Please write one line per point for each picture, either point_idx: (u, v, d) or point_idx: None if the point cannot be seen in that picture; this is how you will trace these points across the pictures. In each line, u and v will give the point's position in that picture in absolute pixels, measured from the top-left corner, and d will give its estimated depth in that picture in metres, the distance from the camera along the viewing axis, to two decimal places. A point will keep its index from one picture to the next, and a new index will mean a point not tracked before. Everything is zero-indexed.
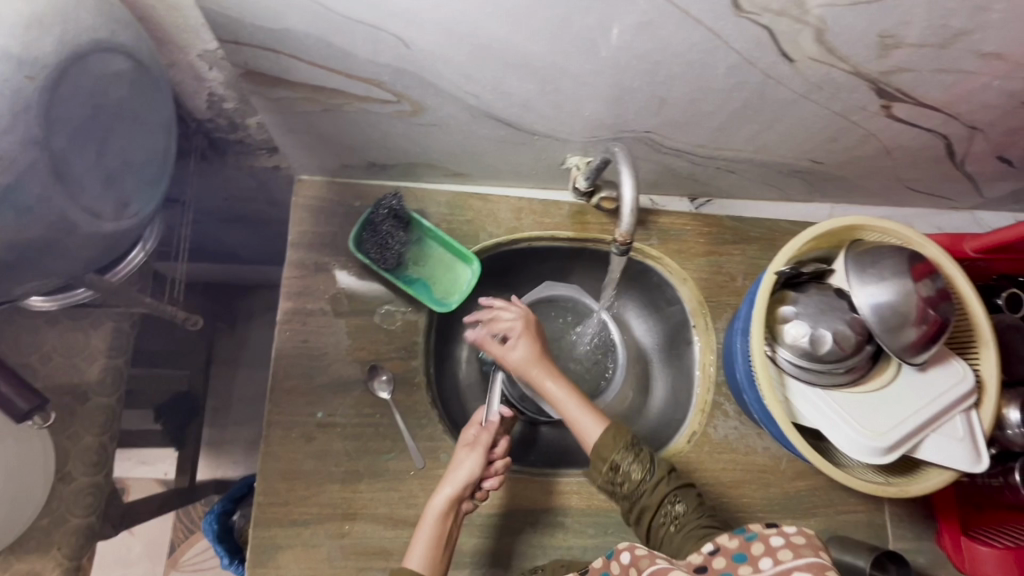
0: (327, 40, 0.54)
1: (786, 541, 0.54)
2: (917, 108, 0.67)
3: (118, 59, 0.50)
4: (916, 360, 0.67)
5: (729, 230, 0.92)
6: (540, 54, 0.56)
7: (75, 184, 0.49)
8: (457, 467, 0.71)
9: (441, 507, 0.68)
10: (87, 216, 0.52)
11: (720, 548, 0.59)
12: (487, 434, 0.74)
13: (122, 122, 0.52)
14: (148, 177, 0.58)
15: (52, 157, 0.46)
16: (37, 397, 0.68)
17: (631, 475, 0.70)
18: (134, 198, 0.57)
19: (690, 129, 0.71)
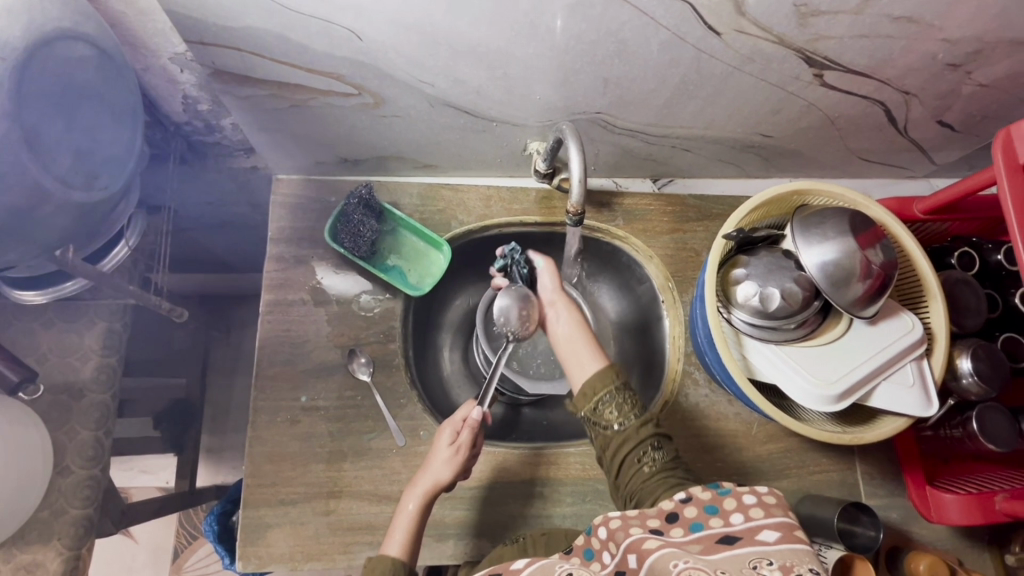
0: (285, 36, 0.58)
1: (757, 501, 0.53)
2: (847, 75, 0.71)
3: (81, 46, 0.53)
4: (865, 313, 0.71)
5: (691, 208, 0.95)
6: (484, 40, 0.61)
7: (46, 153, 0.54)
8: (434, 461, 0.73)
9: (415, 502, 0.71)
10: (60, 184, 0.57)
11: (692, 498, 0.56)
12: (466, 434, 0.73)
13: (85, 101, 0.56)
14: (116, 157, 0.63)
15: (23, 129, 0.50)
16: (26, 371, 0.77)
17: (620, 410, 0.67)
18: (101, 171, 0.62)
19: (639, 107, 0.75)
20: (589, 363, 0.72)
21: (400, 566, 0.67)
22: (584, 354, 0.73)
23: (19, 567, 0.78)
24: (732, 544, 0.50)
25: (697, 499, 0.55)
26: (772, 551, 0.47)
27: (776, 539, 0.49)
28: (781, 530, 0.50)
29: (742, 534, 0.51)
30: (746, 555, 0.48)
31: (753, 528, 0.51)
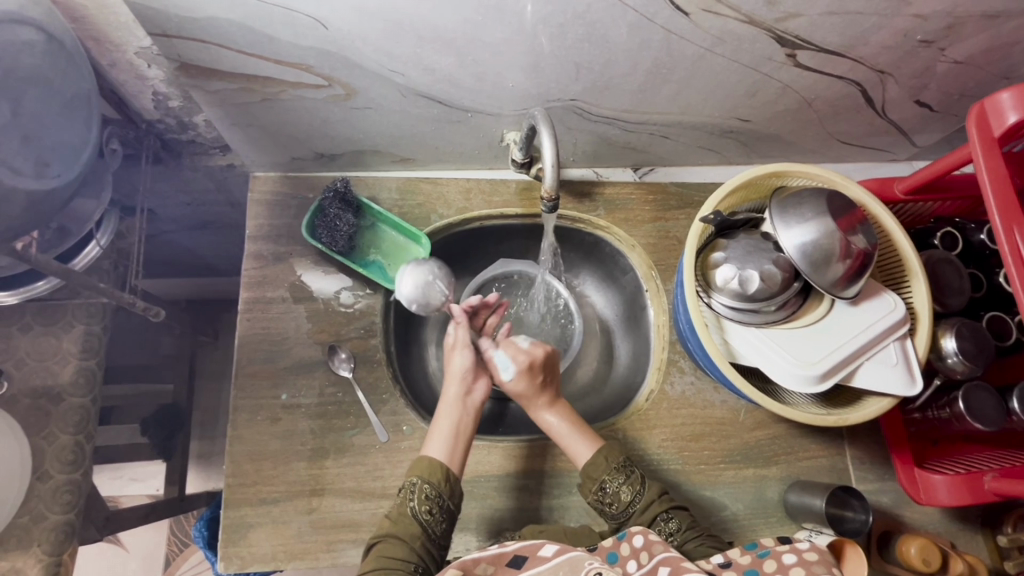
0: (249, 26, 0.58)
1: (799, 562, 0.54)
2: (820, 54, 0.70)
3: (27, 31, 0.53)
4: (845, 294, 0.70)
5: (673, 196, 0.94)
6: (450, 26, 0.60)
7: None
8: (450, 367, 0.79)
9: (446, 412, 0.75)
10: (9, 173, 0.56)
11: (732, 562, 0.57)
12: (462, 331, 0.81)
13: (36, 88, 0.56)
14: (70, 144, 0.62)
15: None
16: None
17: (621, 496, 0.72)
18: (55, 160, 0.61)
19: (613, 93, 0.75)
20: (583, 450, 0.74)
21: (441, 470, 0.70)
22: (577, 441, 0.75)
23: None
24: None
25: (737, 564, 0.57)
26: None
27: None
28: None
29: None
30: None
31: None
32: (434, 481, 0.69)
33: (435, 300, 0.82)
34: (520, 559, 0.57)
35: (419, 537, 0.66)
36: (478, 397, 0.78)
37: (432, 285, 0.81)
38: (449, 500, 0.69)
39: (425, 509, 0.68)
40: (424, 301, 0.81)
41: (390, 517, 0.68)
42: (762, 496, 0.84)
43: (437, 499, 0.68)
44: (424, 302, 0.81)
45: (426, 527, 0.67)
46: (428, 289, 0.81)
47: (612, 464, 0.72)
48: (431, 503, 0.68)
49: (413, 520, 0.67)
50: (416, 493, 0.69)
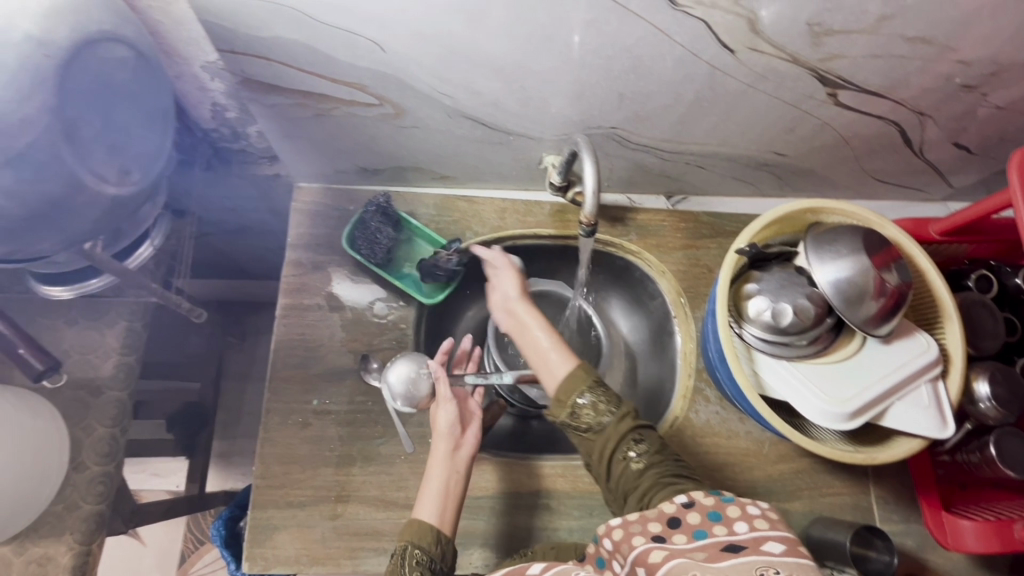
0: (311, 46, 0.61)
1: (761, 513, 0.53)
2: (861, 94, 0.72)
3: (119, 48, 0.56)
4: (878, 332, 0.70)
5: (704, 225, 0.95)
6: (503, 54, 0.63)
7: (83, 147, 0.57)
8: (435, 422, 0.74)
9: (434, 471, 0.70)
10: (92, 177, 0.59)
11: (694, 502, 0.56)
12: (444, 385, 0.76)
13: (122, 102, 0.59)
14: (146, 153, 0.66)
15: (64, 123, 0.54)
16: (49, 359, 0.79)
17: (596, 408, 0.67)
18: (134, 167, 0.65)
19: (653, 123, 0.76)
20: (561, 365, 0.70)
21: (432, 531, 0.66)
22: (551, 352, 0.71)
23: (32, 560, 0.79)
24: (736, 549, 0.50)
25: (700, 504, 0.56)
26: (778, 560, 0.46)
27: (783, 551, 0.47)
28: (785, 543, 0.49)
29: (747, 543, 0.50)
30: (753, 564, 0.47)
31: (759, 539, 0.50)
32: (424, 545, 0.65)
33: (420, 394, 0.79)
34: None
35: None
36: (468, 450, 0.73)
37: (419, 378, 0.80)
38: (443, 563, 0.65)
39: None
40: (410, 395, 0.79)
41: None
42: None
43: (429, 564, 0.64)
44: (409, 396, 0.79)
45: None
46: (413, 382, 0.79)
47: (590, 377, 0.68)
48: (425, 569, 0.64)
49: None
50: (407, 559, 0.64)
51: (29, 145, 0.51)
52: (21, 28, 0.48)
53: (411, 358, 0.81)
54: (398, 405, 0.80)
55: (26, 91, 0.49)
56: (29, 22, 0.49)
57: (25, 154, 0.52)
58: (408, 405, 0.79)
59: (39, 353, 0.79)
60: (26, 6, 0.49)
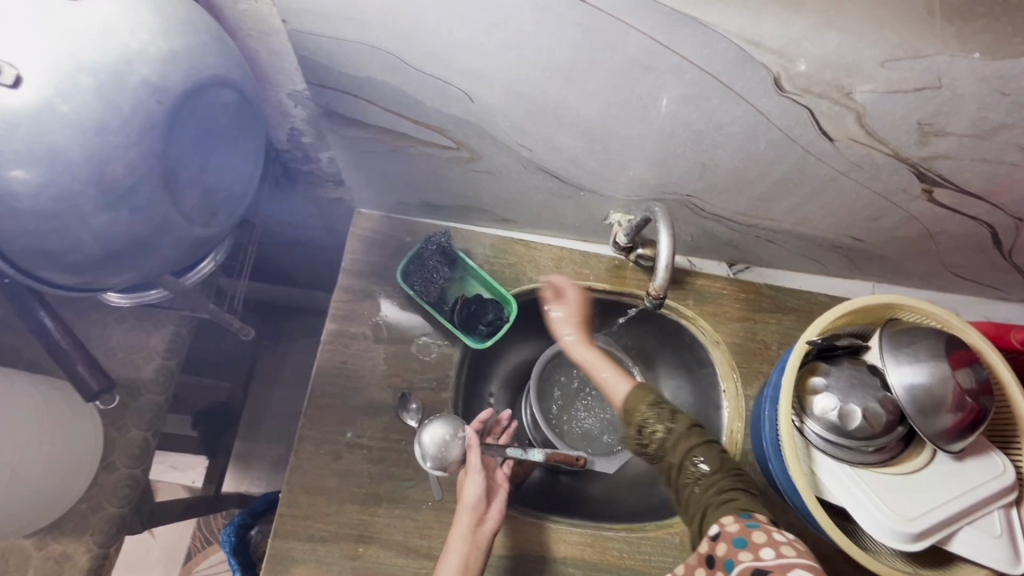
0: (402, 89, 0.60)
1: (788, 541, 0.55)
2: (958, 195, 0.68)
3: (227, 92, 0.58)
4: (951, 447, 0.65)
5: (766, 298, 0.92)
6: (591, 116, 0.61)
7: (178, 193, 0.59)
8: (461, 494, 0.73)
9: (455, 542, 0.69)
10: (183, 222, 0.61)
11: (721, 532, 0.58)
12: (474, 454, 0.75)
13: (223, 146, 0.62)
14: (235, 195, 0.67)
15: (165, 168, 0.56)
16: (105, 380, 0.72)
17: (656, 432, 0.69)
18: (221, 210, 0.66)
19: (731, 196, 0.74)
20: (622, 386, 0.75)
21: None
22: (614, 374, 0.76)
23: (50, 556, 0.79)
24: None
25: (727, 533, 0.57)
26: None
27: None
28: (812, 571, 0.51)
29: (772, 569, 0.52)
30: None
31: (784, 564, 0.52)
32: None
33: (451, 457, 0.77)
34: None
35: None
36: (491, 525, 0.71)
37: (452, 443, 0.77)
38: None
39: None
40: (440, 459, 0.77)
41: None
42: None
43: None
44: (438, 459, 0.77)
45: None
46: (444, 446, 0.77)
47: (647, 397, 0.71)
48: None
49: None
50: None
51: (129, 188, 0.54)
52: (138, 72, 0.52)
53: (446, 420, 0.80)
54: (426, 466, 0.78)
55: (135, 133, 0.52)
56: (147, 68, 0.52)
57: (128, 192, 0.54)
58: (437, 467, 0.77)
59: (95, 371, 0.71)
60: (146, 50, 0.52)
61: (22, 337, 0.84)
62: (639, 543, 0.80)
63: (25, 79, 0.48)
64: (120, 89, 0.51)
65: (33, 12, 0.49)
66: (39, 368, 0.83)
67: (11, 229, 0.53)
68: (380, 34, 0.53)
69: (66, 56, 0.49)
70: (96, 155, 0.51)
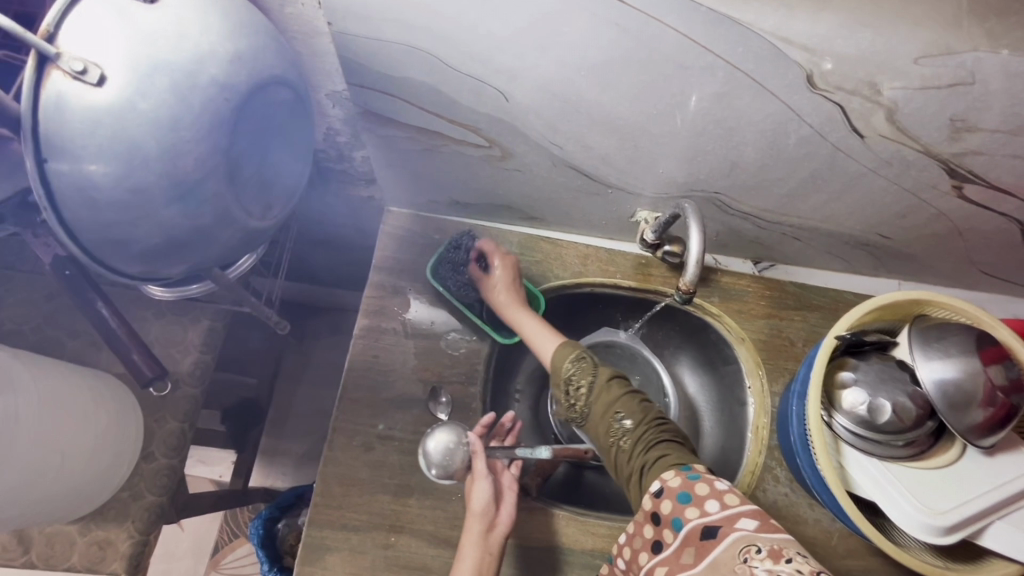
0: (439, 89, 0.62)
1: (728, 488, 0.57)
2: (988, 191, 0.68)
3: (282, 91, 0.61)
4: (982, 442, 0.65)
5: (790, 295, 0.92)
6: (623, 115, 0.63)
7: (240, 187, 0.61)
8: (470, 500, 0.73)
9: (466, 549, 0.70)
10: (242, 214, 0.63)
11: (664, 489, 0.59)
12: (480, 460, 0.76)
13: (276, 139, 0.64)
14: (287, 187, 0.69)
15: (229, 163, 0.58)
16: (158, 367, 0.76)
17: (581, 393, 0.72)
18: (275, 203, 0.68)
19: (759, 193, 0.75)
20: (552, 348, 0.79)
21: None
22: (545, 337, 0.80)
23: (93, 542, 0.81)
24: (714, 536, 0.53)
25: (670, 489, 0.59)
26: (754, 537, 0.52)
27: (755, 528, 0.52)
28: (756, 517, 0.54)
29: (720, 522, 0.54)
30: (732, 547, 0.52)
31: (730, 516, 0.54)
32: None
33: (456, 464, 0.77)
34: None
35: None
36: (502, 528, 0.72)
37: (456, 450, 0.78)
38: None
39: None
40: (446, 466, 0.78)
41: None
42: None
43: None
44: (444, 467, 0.78)
45: None
46: (449, 453, 0.77)
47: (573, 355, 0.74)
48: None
49: None
50: None
51: (196, 183, 0.56)
52: (209, 72, 0.54)
53: (451, 427, 0.80)
54: (433, 473, 0.79)
55: (204, 131, 0.54)
56: (216, 66, 0.54)
57: (192, 189, 0.56)
58: (443, 474, 0.78)
59: (150, 361, 0.75)
60: (213, 49, 0.54)
61: (67, 331, 0.87)
62: None
63: (107, 78, 0.51)
64: (192, 87, 0.53)
65: (110, 14, 0.52)
66: (83, 360, 0.86)
67: (85, 220, 0.55)
68: (422, 35, 0.54)
69: (143, 54, 0.51)
70: (170, 150, 0.53)
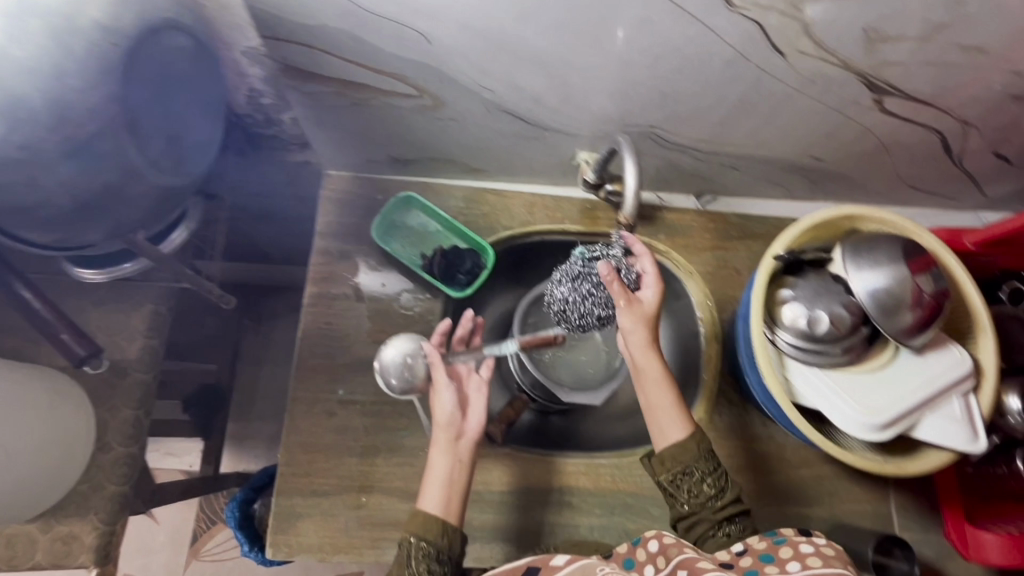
0: (358, 36, 0.60)
1: (815, 550, 0.53)
2: (907, 102, 0.71)
3: (180, 36, 0.61)
4: (912, 343, 0.69)
5: (734, 226, 0.94)
6: (549, 50, 0.62)
7: (144, 138, 0.63)
8: (436, 409, 0.73)
9: (436, 459, 0.70)
10: (150, 167, 0.66)
11: (748, 548, 0.56)
12: (438, 371, 0.75)
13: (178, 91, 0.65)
14: (200, 144, 0.73)
15: (127, 114, 0.59)
16: (91, 345, 0.76)
17: (701, 488, 0.67)
18: (186, 158, 0.72)
19: (693, 124, 0.76)
20: (677, 431, 0.68)
21: (437, 523, 0.66)
22: (676, 414, 0.69)
23: (56, 538, 0.80)
24: None
25: (753, 549, 0.56)
26: None
27: None
28: None
29: None
30: None
31: None
32: (429, 539, 0.65)
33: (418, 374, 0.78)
34: (534, 569, 0.62)
35: None
36: (471, 435, 0.72)
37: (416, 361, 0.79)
38: (450, 554, 0.66)
39: (423, 569, 0.65)
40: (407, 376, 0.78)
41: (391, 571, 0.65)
42: None
43: (439, 554, 0.66)
44: (405, 377, 0.78)
45: None
46: (410, 363, 0.79)
47: (705, 450, 0.67)
48: (430, 560, 0.65)
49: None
50: (413, 552, 0.65)
51: (93, 136, 0.57)
52: (90, 16, 0.53)
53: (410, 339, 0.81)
54: (393, 385, 0.79)
55: (95, 82, 0.55)
56: (98, 11, 0.54)
57: (87, 144, 0.57)
58: (404, 385, 0.78)
59: (80, 338, 0.74)
60: None
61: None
62: (629, 466, 0.84)
63: None
64: (71, 32, 0.52)
65: None
66: (21, 356, 0.83)
67: None
68: None
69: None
70: (58, 100, 0.53)
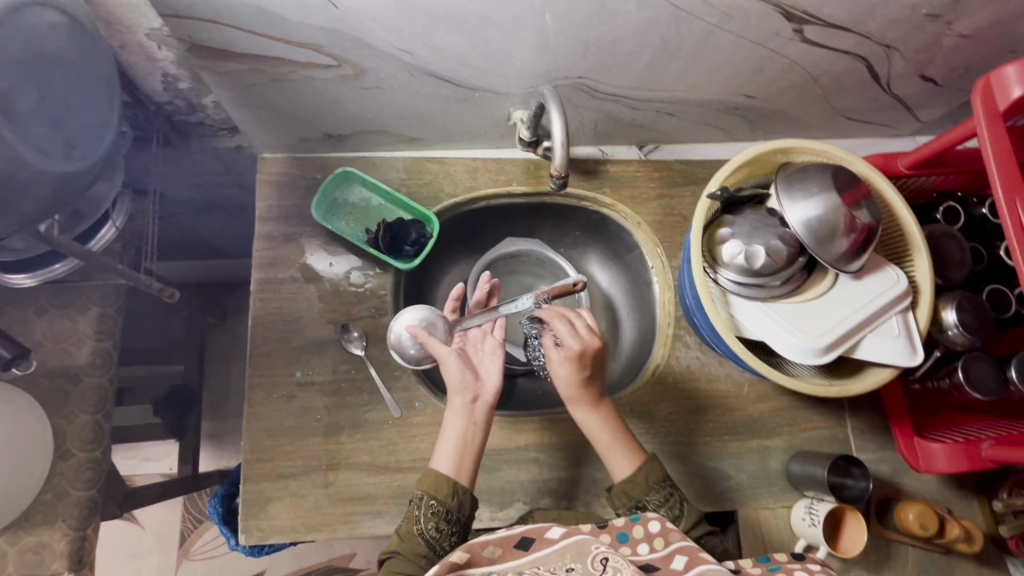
0: (260, 7, 0.58)
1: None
2: (827, 30, 0.71)
3: (50, 12, 0.57)
4: (850, 268, 0.71)
5: (678, 173, 0.95)
6: (460, 5, 0.61)
7: (22, 120, 0.57)
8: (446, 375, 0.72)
9: (451, 422, 0.71)
10: (36, 154, 0.60)
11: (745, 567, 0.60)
12: (433, 344, 0.73)
13: (58, 69, 0.60)
14: (92, 127, 0.67)
15: None
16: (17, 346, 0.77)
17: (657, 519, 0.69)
18: (79, 142, 0.66)
19: (621, 71, 0.75)
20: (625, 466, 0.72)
21: (449, 484, 0.67)
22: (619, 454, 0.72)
23: (27, 549, 0.79)
24: None
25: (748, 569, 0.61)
26: None
27: None
28: None
29: None
30: None
31: None
32: (440, 497, 0.67)
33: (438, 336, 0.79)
34: (529, 540, 0.57)
35: (425, 555, 0.65)
36: (488, 398, 0.72)
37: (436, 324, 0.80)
38: (460, 514, 0.67)
39: (432, 526, 0.66)
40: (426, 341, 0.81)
41: (398, 532, 0.67)
42: (766, 467, 0.85)
43: (445, 513, 0.66)
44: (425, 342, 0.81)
45: (434, 544, 0.66)
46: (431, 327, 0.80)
47: (652, 484, 0.70)
48: (441, 519, 0.66)
49: (420, 538, 0.65)
50: (423, 508, 0.67)
51: None
52: None
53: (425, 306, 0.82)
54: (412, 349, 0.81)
55: None
56: None
57: None
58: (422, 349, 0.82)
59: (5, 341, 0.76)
60: None
61: None
62: None
63: None
64: None
65: None
66: None
67: None
68: None
69: None
70: None
